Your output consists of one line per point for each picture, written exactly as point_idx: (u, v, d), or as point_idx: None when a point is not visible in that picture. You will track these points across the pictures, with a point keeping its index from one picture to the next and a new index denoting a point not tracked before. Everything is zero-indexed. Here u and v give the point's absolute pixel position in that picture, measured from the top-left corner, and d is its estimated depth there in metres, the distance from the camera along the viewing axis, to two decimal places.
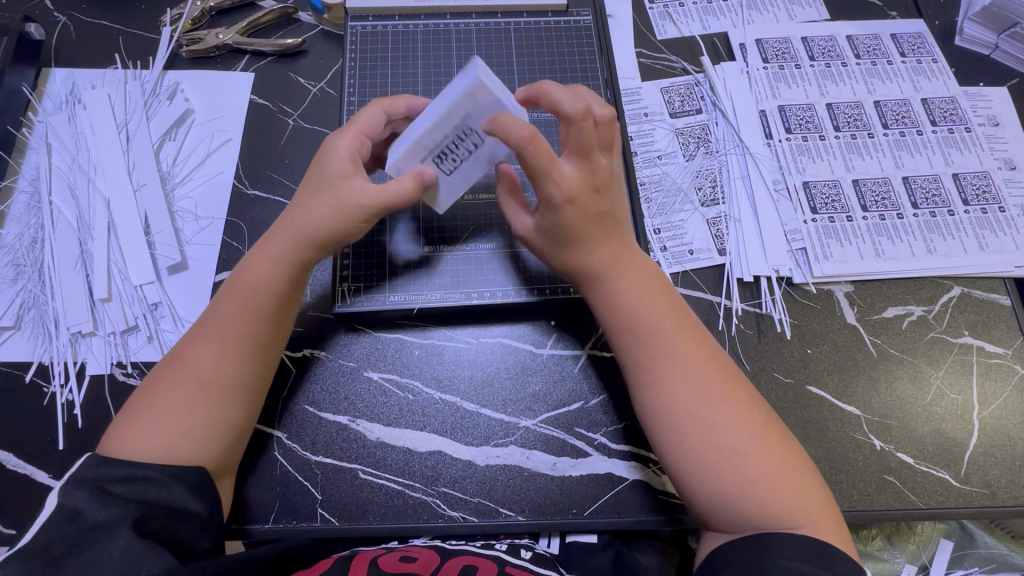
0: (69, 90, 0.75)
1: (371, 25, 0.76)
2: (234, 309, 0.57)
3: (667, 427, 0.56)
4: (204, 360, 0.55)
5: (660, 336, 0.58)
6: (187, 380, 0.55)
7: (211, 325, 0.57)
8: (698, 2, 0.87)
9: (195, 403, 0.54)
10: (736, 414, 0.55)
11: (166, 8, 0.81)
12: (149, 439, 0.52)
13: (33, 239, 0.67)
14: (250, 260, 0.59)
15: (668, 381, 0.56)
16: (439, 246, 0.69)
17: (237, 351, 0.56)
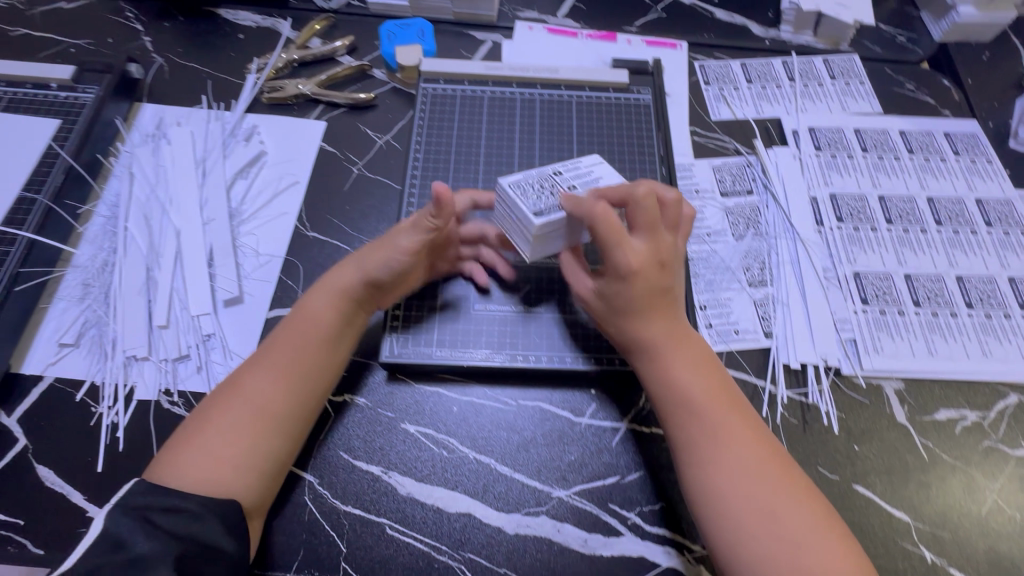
0: (156, 125, 0.80)
1: (441, 88, 0.80)
2: (293, 345, 0.59)
3: (718, 511, 0.53)
4: (257, 390, 0.57)
5: (713, 414, 0.57)
6: (241, 411, 0.56)
7: (268, 358, 0.59)
8: (753, 86, 0.90)
9: (242, 433, 0.55)
10: (794, 504, 0.53)
11: (254, 57, 0.88)
12: (195, 463, 0.53)
13: (103, 261, 0.70)
14: (311, 297, 0.62)
15: (721, 461, 0.55)
16: (488, 304, 0.71)
17: (287, 384, 0.58)
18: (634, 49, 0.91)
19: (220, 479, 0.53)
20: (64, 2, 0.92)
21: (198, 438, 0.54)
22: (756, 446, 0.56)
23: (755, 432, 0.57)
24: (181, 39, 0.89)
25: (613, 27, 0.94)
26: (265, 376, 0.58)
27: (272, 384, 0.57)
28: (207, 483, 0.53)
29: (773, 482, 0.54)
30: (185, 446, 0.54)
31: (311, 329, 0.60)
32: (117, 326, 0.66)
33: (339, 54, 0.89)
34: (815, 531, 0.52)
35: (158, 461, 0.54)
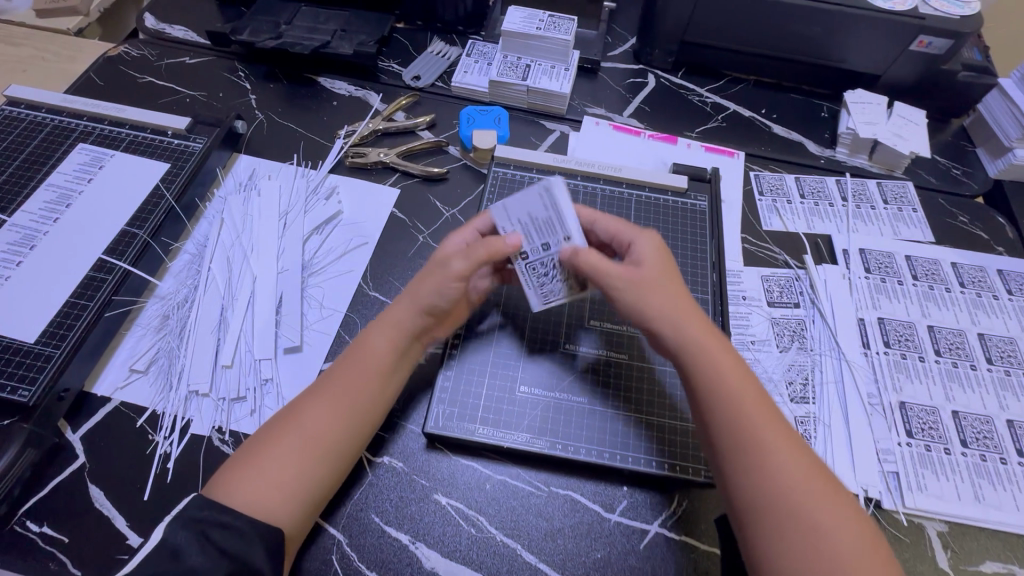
0: (249, 176, 0.88)
1: (510, 173, 0.86)
2: (347, 379, 0.62)
3: (779, 551, 0.51)
4: (315, 419, 0.59)
5: (772, 443, 0.55)
6: (295, 440, 0.58)
7: (321, 392, 0.61)
8: (805, 201, 0.93)
9: (294, 460, 0.57)
10: (861, 555, 0.50)
11: (343, 124, 0.97)
12: (246, 487, 0.55)
13: (183, 297, 0.76)
14: (372, 332, 0.65)
15: (782, 500, 0.52)
16: (532, 387, 0.71)
17: (344, 418, 0.60)
18: (693, 153, 0.96)
19: (273, 509, 0.55)
20: (187, 57, 1.04)
21: (256, 464, 0.56)
22: (817, 478, 0.54)
23: (814, 460, 0.56)
24: (282, 100, 0.99)
25: (674, 131, 1.00)
26: (319, 406, 0.60)
27: (326, 419, 0.59)
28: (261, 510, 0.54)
29: (838, 532, 0.51)
30: (243, 469, 0.56)
31: (365, 364, 0.63)
32: (186, 360, 0.71)
33: (419, 129, 0.97)
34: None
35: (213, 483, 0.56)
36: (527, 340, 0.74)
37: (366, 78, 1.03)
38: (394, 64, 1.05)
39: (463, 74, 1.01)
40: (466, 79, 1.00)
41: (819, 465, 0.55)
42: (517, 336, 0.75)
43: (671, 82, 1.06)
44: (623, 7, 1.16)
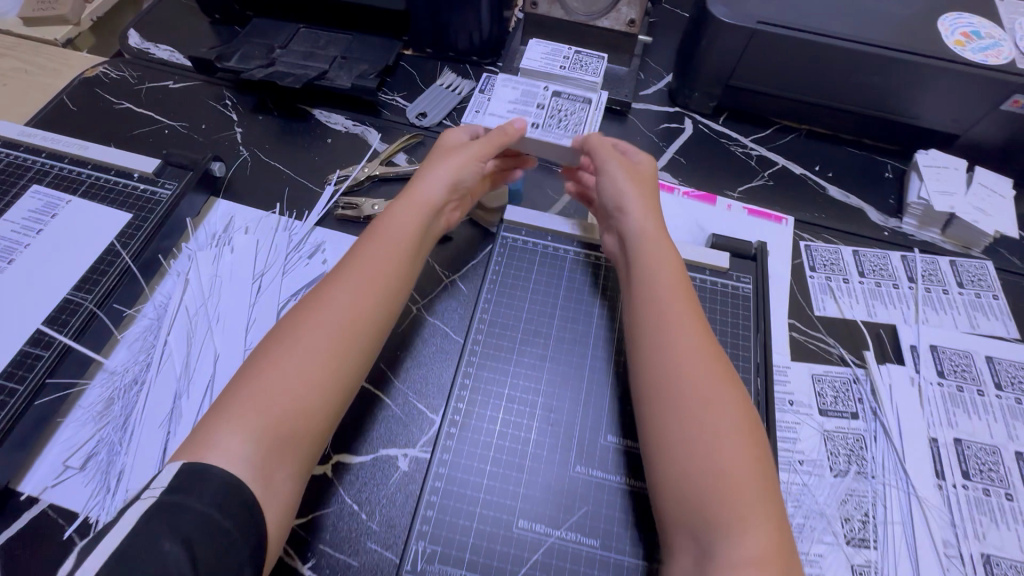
0: (224, 227, 0.78)
1: (522, 240, 0.74)
2: (353, 296, 0.58)
3: (667, 435, 0.51)
4: (342, 300, 0.57)
5: (686, 339, 0.55)
6: (297, 364, 0.53)
7: (316, 315, 0.56)
8: (865, 281, 0.79)
9: (320, 356, 0.54)
10: (740, 452, 0.49)
11: (336, 167, 0.86)
12: (268, 390, 0.51)
13: (133, 377, 0.65)
14: (389, 214, 0.65)
15: (682, 390, 0.52)
16: (534, 523, 0.57)
17: (374, 296, 0.59)
18: (734, 216, 0.83)
19: (270, 464, 0.49)
20: (170, 81, 0.94)
21: (248, 397, 0.51)
22: (721, 376, 0.53)
23: (727, 371, 0.55)
24: (271, 135, 0.88)
25: (712, 188, 0.87)
26: (320, 322, 0.55)
27: (327, 342, 0.54)
28: (257, 473, 0.47)
29: (723, 425, 0.50)
30: (237, 397, 0.51)
31: (363, 285, 0.58)
32: (128, 459, 0.60)
33: None
34: (754, 490, 0.47)
35: (187, 447, 0.48)
36: (531, 456, 0.60)
37: (367, 113, 0.92)
38: (398, 98, 0.93)
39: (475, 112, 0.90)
40: None
41: (730, 372, 0.55)
42: (520, 449, 0.60)
43: (710, 129, 0.94)
44: (658, 39, 1.03)
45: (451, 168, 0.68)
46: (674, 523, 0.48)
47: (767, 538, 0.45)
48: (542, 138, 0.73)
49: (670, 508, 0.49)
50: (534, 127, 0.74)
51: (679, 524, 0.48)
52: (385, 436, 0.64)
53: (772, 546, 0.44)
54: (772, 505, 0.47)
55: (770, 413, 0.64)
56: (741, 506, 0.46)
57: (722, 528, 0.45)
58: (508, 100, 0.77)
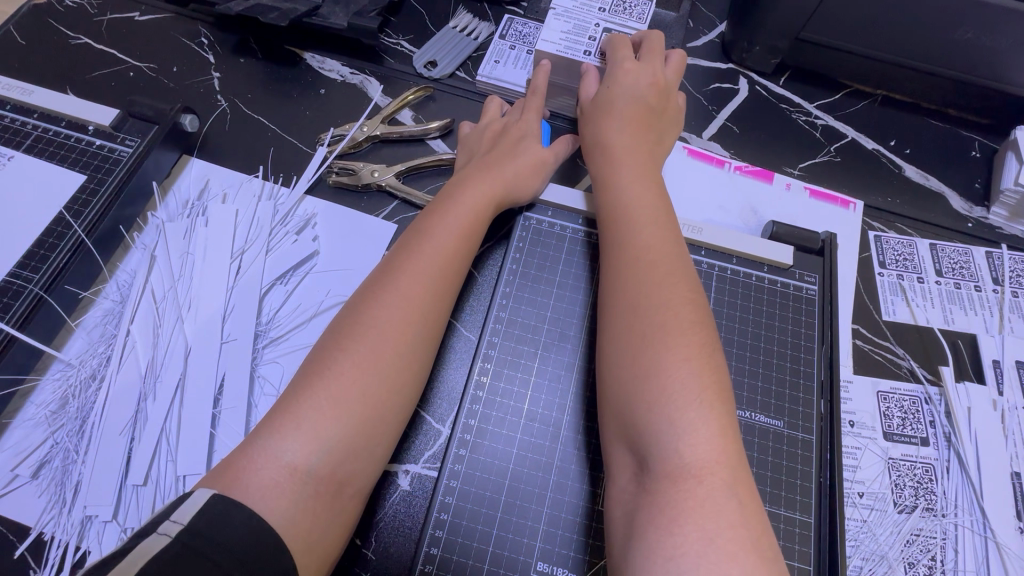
0: (198, 194, 0.67)
1: (547, 223, 0.62)
2: (433, 268, 0.50)
3: (609, 344, 0.46)
4: (414, 288, 0.48)
5: (639, 239, 0.49)
6: (372, 346, 0.45)
7: (394, 290, 0.48)
8: (942, 282, 0.68)
9: (398, 348, 0.46)
10: (681, 351, 0.42)
11: (330, 124, 0.73)
12: (343, 385, 0.43)
13: (94, 372, 0.56)
14: (454, 197, 0.56)
15: (629, 293, 0.46)
16: (554, 568, 0.48)
17: (444, 289, 0.50)
18: (794, 197, 0.72)
19: (343, 472, 0.42)
20: (136, 12, 0.79)
21: (315, 391, 0.42)
22: (670, 272, 0.47)
23: (683, 267, 0.48)
24: (255, 82, 0.75)
25: (770, 165, 0.75)
26: (398, 300, 0.47)
27: (406, 322, 0.47)
28: (323, 482, 0.40)
29: (668, 323, 0.43)
30: (307, 389, 0.43)
31: (435, 258, 0.50)
32: (85, 470, 0.52)
33: (430, 136, 0.72)
34: (694, 390, 0.40)
35: (246, 458, 0.40)
36: (553, 487, 0.51)
37: (367, 59, 0.78)
38: (404, 41, 0.79)
39: (494, 62, 0.76)
40: (497, 70, 0.75)
41: (685, 268, 0.48)
42: (539, 477, 0.51)
43: (769, 91, 0.80)
44: None
45: (533, 155, 0.62)
46: (615, 439, 0.44)
47: (713, 443, 0.38)
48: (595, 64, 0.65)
49: (610, 421, 0.44)
50: (587, 54, 0.65)
51: (616, 428, 0.44)
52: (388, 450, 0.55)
53: (716, 451, 0.38)
54: (725, 409, 0.40)
55: (839, 445, 0.54)
56: (680, 406, 0.40)
57: (659, 432, 0.39)
58: (559, 29, 0.67)
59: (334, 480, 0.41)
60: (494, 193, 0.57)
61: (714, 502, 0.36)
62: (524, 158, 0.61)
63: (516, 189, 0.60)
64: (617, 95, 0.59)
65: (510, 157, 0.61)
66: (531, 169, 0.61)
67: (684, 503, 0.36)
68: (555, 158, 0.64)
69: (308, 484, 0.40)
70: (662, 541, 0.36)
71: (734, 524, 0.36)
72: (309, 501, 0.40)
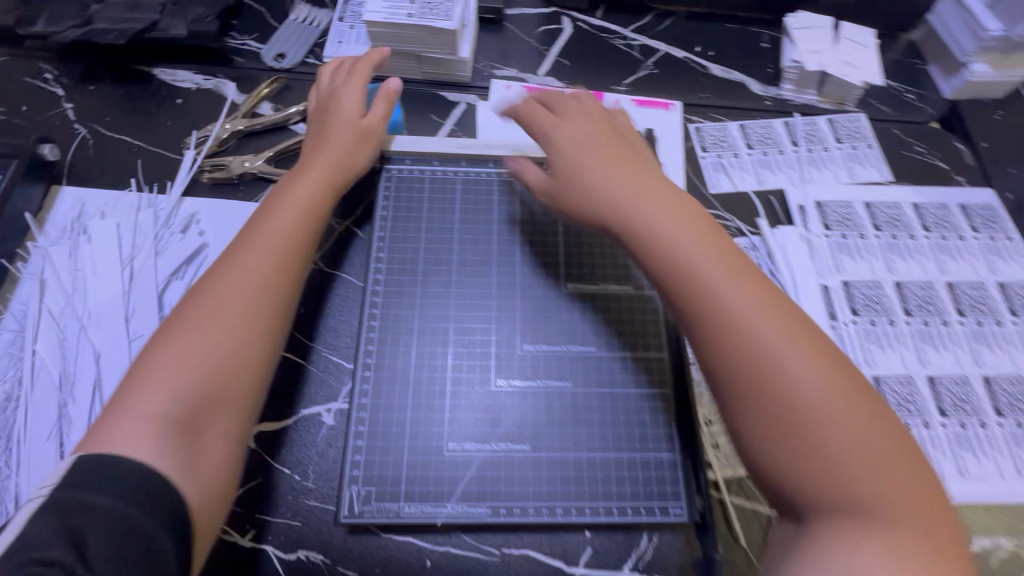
0: (76, 216, 0.69)
1: (407, 170, 0.70)
2: (268, 248, 0.56)
3: (697, 320, 0.49)
4: (250, 255, 0.55)
5: (610, 196, 0.56)
6: (209, 322, 0.51)
7: (233, 262, 0.54)
8: (753, 153, 0.82)
9: (238, 307, 0.52)
10: (768, 313, 0.48)
11: (194, 127, 0.77)
12: (187, 345, 0.49)
13: (7, 394, 0.59)
14: (290, 176, 0.63)
15: (683, 265, 0.51)
16: (463, 443, 0.56)
17: (283, 250, 0.56)
18: (622, 109, 0.83)
19: (196, 418, 0.47)
20: None
21: (160, 369, 0.48)
22: (703, 240, 0.52)
23: (699, 226, 0.54)
24: (110, 104, 0.78)
25: (600, 86, 0.85)
26: (237, 267, 0.54)
27: (249, 286, 0.53)
28: (178, 428, 0.46)
29: (740, 282, 0.50)
30: (156, 358, 0.49)
31: (273, 228, 0.57)
32: (21, 480, 0.55)
33: (292, 122, 0.78)
34: (794, 339, 0.47)
35: (101, 426, 0.46)
36: (450, 382, 0.59)
37: (217, 62, 0.82)
38: (250, 41, 0.84)
39: (338, 44, 0.83)
40: (342, 49, 0.82)
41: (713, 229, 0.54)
42: (438, 376, 0.59)
43: (589, 24, 0.90)
44: None
45: (353, 117, 0.67)
46: (723, 393, 0.48)
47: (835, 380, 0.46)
48: (421, 23, 0.73)
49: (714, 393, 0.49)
50: (410, 16, 0.73)
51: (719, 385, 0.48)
52: (305, 394, 0.61)
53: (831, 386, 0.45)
54: (829, 357, 0.47)
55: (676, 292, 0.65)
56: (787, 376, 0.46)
57: (908, 457, 0.44)
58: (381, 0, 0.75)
59: (187, 427, 0.47)
60: (327, 175, 0.63)
61: (855, 426, 0.44)
62: (347, 125, 0.67)
63: (344, 152, 0.65)
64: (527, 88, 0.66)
65: (332, 126, 0.66)
66: (355, 132, 0.66)
67: (841, 436, 0.44)
68: (381, 110, 0.69)
69: (160, 432, 0.45)
70: (855, 513, 0.42)
71: (870, 439, 0.44)
72: (167, 444, 0.45)
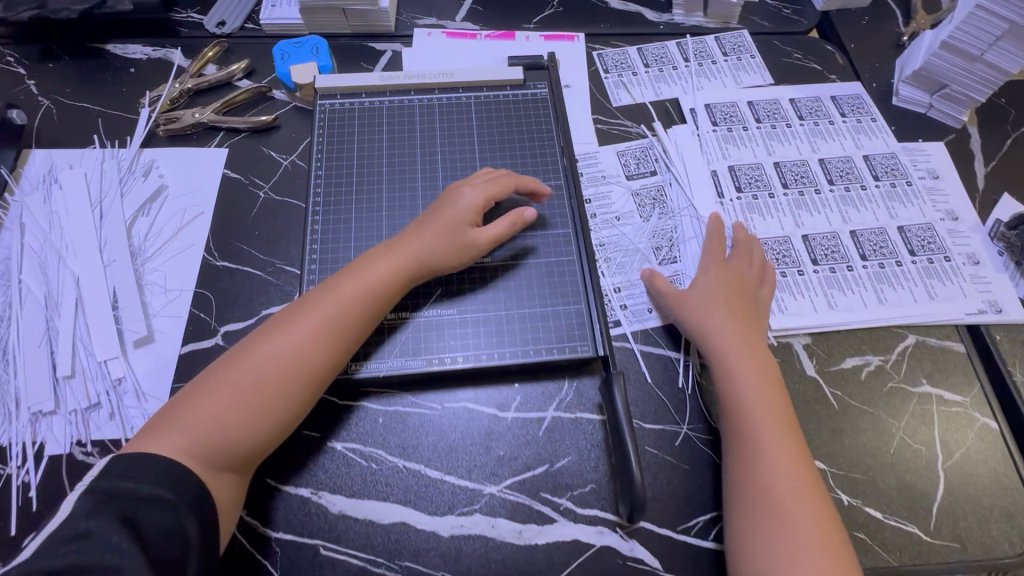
0: (46, 171, 0.78)
1: (339, 103, 0.82)
2: (352, 297, 0.62)
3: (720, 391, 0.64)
4: (344, 299, 0.62)
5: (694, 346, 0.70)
6: (283, 359, 0.58)
7: (323, 299, 0.62)
8: (650, 71, 0.92)
9: (301, 347, 0.59)
10: (773, 429, 0.60)
11: (147, 91, 0.86)
12: (251, 371, 0.57)
13: (1, 318, 0.68)
14: (407, 230, 0.69)
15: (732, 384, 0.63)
16: (399, 312, 0.69)
17: (363, 297, 0.62)
18: (532, 44, 0.93)
19: (234, 443, 0.55)
20: None
21: (220, 386, 0.57)
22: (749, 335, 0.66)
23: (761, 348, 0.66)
24: (68, 78, 0.87)
25: (511, 26, 0.96)
26: (328, 308, 0.61)
27: (320, 330, 0.60)
28: (220, 450, 0.54)
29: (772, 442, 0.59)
30: (221, 371, 0.58)
31: (369, 277, 0.63)
32: (21, 383, 0.64)
33: (235, 78, 0.87)
34: (795, 496, 0.56)
35: (167, 419, 0.55)
36: None
37: (163, 34, 0.91)
38: (193, 13, 0.93)
39: (272, 7, 0.91)
40: (275, 12, 0.91)
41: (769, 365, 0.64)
42: None
43: None
44: None
45: (488, 184, 0.70)
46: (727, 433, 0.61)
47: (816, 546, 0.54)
48: None
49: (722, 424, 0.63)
50: None
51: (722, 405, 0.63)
52: (265, 298, 0.71)
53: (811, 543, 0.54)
54: (794, 443, 0.59)
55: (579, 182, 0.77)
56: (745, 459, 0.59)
57: (757, 485, 0.57)
58: None
59: (225, 450, 0.55)
60: (407, 254, 0.65)
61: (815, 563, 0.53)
62: (448, 213, 0.68)
63: (431, 258, 0.66)
64: (479, 185, 0.70)
65: (442, 201, 0.70)
66: (475, 219, 0.68)
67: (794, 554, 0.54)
68: (497, 239, 0.68)
69: (209, 447, 0.54)
70: (766, 510, 0.56)
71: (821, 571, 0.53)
72: (210, 459, 0.54)
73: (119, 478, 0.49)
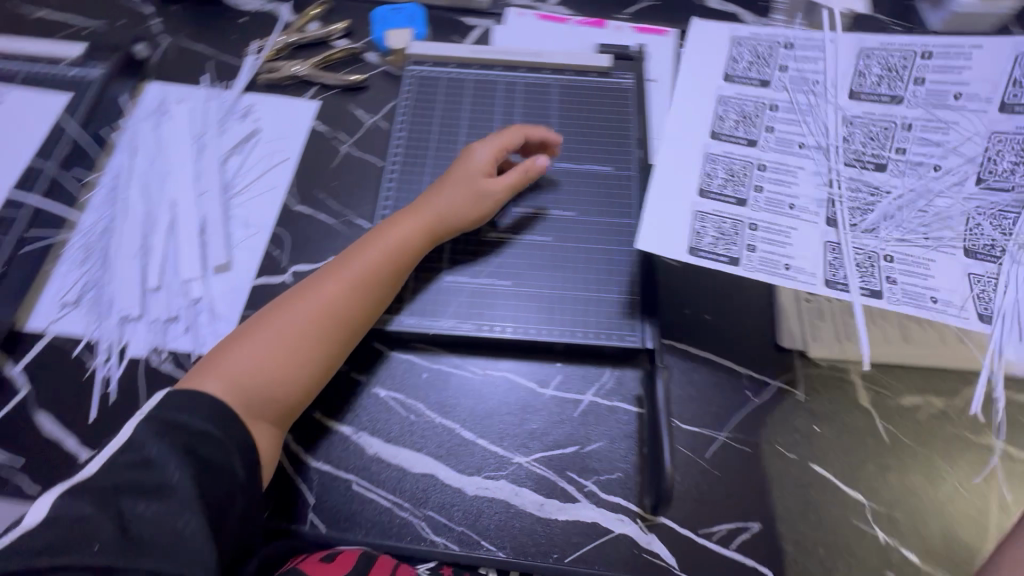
0: (158, 102, 0.85)
1: (427, 71, 0.84)
2: (377, 257, 0.66)
3: None
4: (370, 258, 0.66)
5: None
6: (305, 318, 0.62)
7: (351, 263, 0.66)
8: None
9: (324, 304, 0.63)
10: None
11: (253, 40, 0.92)
12: (272, 328, 0.61)
13: (105, 228, 0.75)
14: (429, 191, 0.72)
15: None
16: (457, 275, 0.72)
17: (388, 257, 0.66)
18: (622, 35, 0.92)
19: (263, 394, 0.59)
20: None
21: (247, 343, 0.61)
22: None
23: None
24: (186, 21, 0.94)
25: (603, 15, 0.96)
26: (357, 268, 0.65)
27: (346, 288, 0.64)
28: (246, 399, 0.58)
29: None
30: (247, 330, 0.62)
31: (395, 240, 0.67)
32: (116, 288, 0.71)
33: (334, 37, 0.92)
34: None
35: (198, 375, 0.60)
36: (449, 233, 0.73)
37: None
38: None
39: None
40: None
41: None
42: None
43: None
44: None
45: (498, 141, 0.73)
46: None
47: None
48: None
49: None
50: None
51: None
52: (335, 245, 0.75)
53: None
54: None
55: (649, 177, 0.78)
56: None
57: None
58: None
59: (252, 400, 0.58)
60: (426, 218, 0.69)
61: None
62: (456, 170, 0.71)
63: (451, 220, 0.69)
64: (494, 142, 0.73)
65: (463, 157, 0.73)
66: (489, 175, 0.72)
67: None
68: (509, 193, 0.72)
69: (235, 395, 0.58)
70: None
71: None
72: (242, 407, 0.57)
73: (169, 414, 0.55)
